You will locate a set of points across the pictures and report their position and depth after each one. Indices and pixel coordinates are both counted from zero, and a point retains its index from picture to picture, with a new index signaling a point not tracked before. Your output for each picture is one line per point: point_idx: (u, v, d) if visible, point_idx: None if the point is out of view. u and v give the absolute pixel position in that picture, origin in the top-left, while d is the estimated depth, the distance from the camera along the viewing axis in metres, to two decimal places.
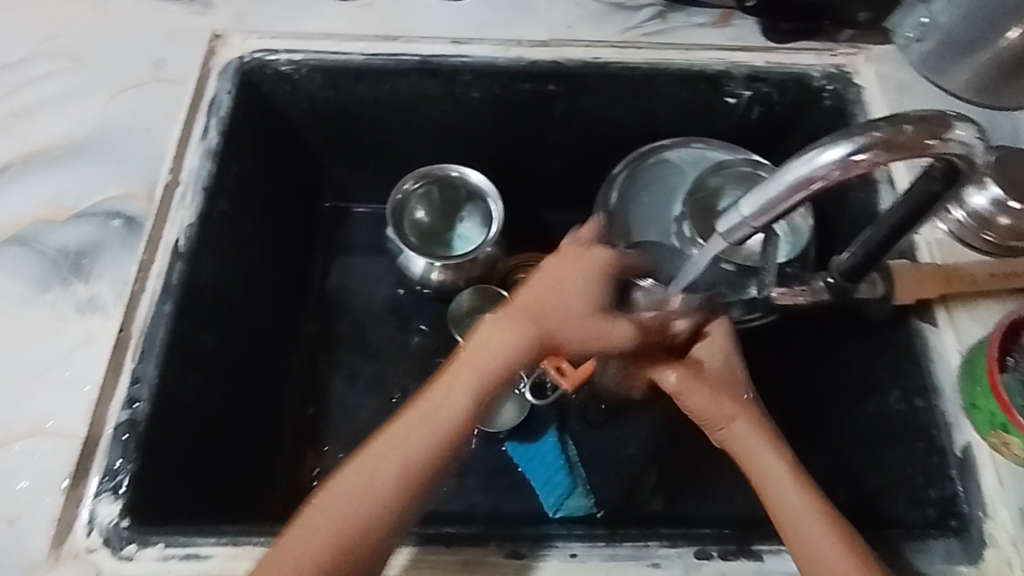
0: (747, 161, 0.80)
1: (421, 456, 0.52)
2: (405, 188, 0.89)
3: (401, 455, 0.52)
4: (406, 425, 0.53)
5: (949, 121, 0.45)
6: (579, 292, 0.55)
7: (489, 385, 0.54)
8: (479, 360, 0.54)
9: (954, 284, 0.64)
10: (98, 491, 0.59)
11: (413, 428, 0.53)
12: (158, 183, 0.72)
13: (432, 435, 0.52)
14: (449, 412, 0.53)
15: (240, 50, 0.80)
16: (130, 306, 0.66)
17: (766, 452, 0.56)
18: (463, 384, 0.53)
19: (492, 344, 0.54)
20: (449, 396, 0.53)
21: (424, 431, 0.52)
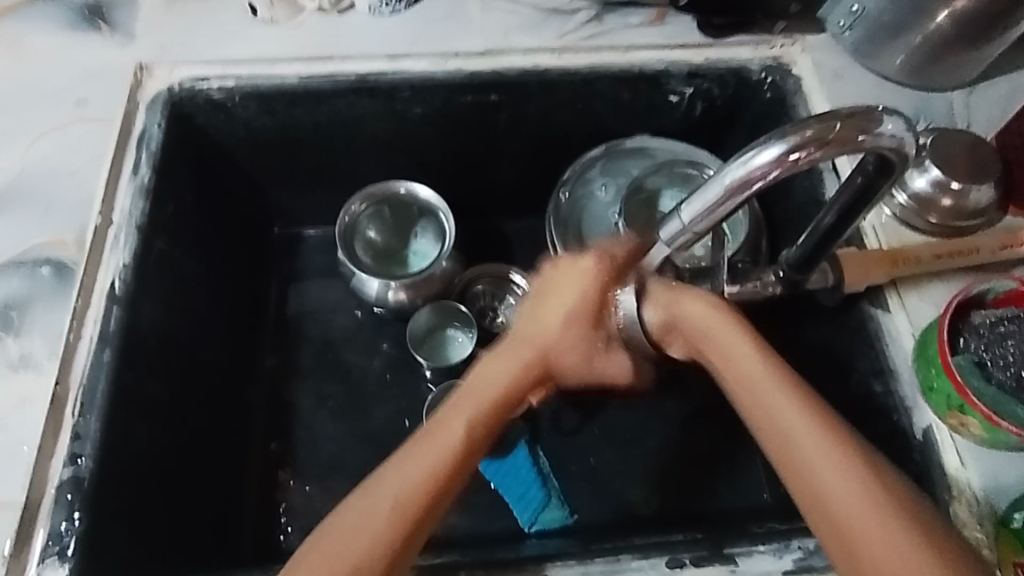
0: (687, 159, 0.83)
1: (433, 463, 0.50)
2: (353, 210, 0.86)
3: (416, 461, 0.50)
4: (400, 463, 0.50)
5: (877, 115, 0.45)
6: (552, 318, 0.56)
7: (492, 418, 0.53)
8: (477, 388, 0.53)
9: (900, 267, 0.64)
10: (43, 556, 0.56)
11: (432, 433, 0.51)
12: (88, 227, 0.69)
13: (425, 480, 0.50)
14: (448, 446, 0.51)
15: (168, 81, 0.77)
16: (67, 359, 0.63)
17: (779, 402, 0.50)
18: (474, 394, 0.53)
19: (498, 362, 0.54)
20: (457, 408, 0.52)
21: (442, 435, 0.51)
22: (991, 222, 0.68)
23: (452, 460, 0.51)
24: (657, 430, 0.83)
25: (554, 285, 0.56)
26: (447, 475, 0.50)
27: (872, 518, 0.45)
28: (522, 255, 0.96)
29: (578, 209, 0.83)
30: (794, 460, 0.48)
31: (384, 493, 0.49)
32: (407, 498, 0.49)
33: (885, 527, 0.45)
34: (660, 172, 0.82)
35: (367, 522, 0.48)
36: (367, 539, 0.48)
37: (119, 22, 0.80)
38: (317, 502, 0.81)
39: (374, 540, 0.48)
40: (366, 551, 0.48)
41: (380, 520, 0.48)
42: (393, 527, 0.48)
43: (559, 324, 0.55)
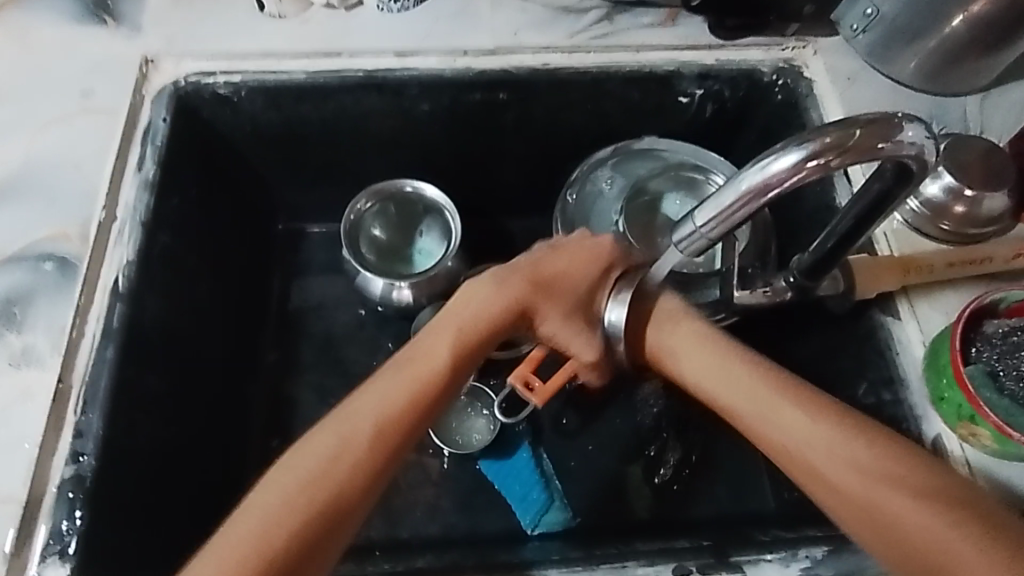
0: (691, 159, 0.83)
1: (413, 387, 0.53)
2: (359, 208, 0.86)
3: (396, 384, 0.53)
4: (381, 385, 0.53)
5: (898, 123, 0.44)
6: (540, 279, 0.60)
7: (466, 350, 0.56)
8: (459, 332, 0.57)
9: (912, 275, 0.63)
10: (43, 555, 0.55)
11: (413, 360, 0.55)
12: (92, 222, 0.69)
13: (404, 402, 0.52)
14: (428, 376, 0.54)
15: (174, 75, 0.76)
16: (69, 355, 0.62)
17: (784, 407, 0.51)
18: (455, 329, 0.57)
19: (481, 300, 0.58)
20: (440, 340, 0.56)
21: (421, 362, 0.55)
22: (1003, 229, 0.68)
23: (430, 387, 0.53)
24: (661, 434, 0.83)
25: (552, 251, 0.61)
26: (426, 398, 0.53)
27: (869, 485, 0.47)
28: None
29: (586, 209, 0.82)
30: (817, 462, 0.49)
31: (365, 412, 0.51)
32: (386, 415, 0.51)
33: (883, 488, 0.47)
34: (669, 175, 0.82)
35: (343, 441, 0.50)
36: (344, 452, 0.49)
37: (125, 14, 0.79)
38: None
39: (350, 459, 0.49)
40: (345, 465, 0.49)
41: (359, 435, 0.50)
42: (369, 446, 0.50)
43: (551, 291, 0.59)
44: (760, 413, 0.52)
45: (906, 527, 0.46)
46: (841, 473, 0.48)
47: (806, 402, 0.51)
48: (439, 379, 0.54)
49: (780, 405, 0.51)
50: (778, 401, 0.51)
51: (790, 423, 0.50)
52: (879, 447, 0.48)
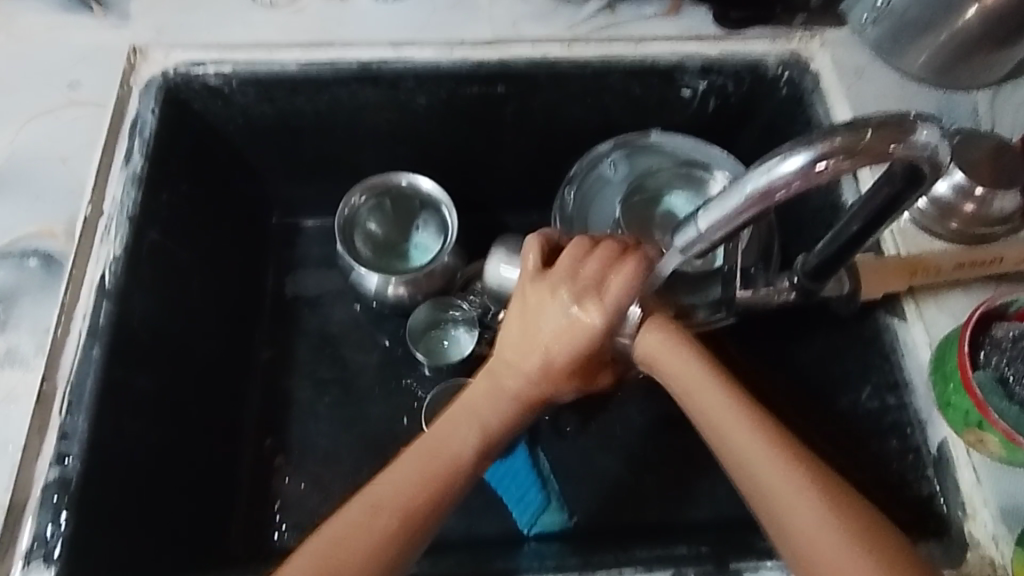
0: (689, 152, 0.81)
1: (433, 482, 0.52)
2: (353, 203, 0.84)
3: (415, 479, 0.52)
4: (397, 468, 0.53)
5: (911, 124, 0.43)
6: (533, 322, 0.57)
7: (485, 443, 0.55)
8: (476, 406, 0.57)
9: (919, 275, 0.62)
10: (28, 559, 0.54)
11: (416, 458, 0.53)
12: (78, 218, 0.67)
13: (422, 483, 0.52)
14: (447, 455, 0.53)
15: (163, 65, 0.74)
16: (54, 355, 0.61)
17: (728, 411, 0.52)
18: (468, 423, 0.56)
19: (480, 394, 0.57)
20: (456, 431, 0.55)
21: (450, 444, 0.54)
22: (1014, 229, 0.66)
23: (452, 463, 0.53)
24: (660, 434, 0.81)
25: (541, 295, 0.56)
26: (439, 481, 0.52)
27: (826, 528, 0.46)
28: None
29: (585, 207, 0.80)
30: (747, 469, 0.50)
31: (385, 491, 0.51)
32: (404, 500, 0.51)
33: (842, 543, 0.46)
34: (672, 172, 0.81)
35: (352, 514, 0.50)
36: (363, 535, 0.49)
37: (113, 3, 0.77)
38: (311, 501, 0.79)
39: (366, 538, 0.49)
40: (365, 539, 0.49)
41: (380, 520, 0.50)
42: (386, 533, 0.49)
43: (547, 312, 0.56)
44: (699, 405, 0.53)
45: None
46: (831, 537, 0.46)
47: (769, 434, 0.50)
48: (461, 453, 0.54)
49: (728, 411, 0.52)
50: (729, 409, 0.52)
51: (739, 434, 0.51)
52: (858, 509, 0.48)
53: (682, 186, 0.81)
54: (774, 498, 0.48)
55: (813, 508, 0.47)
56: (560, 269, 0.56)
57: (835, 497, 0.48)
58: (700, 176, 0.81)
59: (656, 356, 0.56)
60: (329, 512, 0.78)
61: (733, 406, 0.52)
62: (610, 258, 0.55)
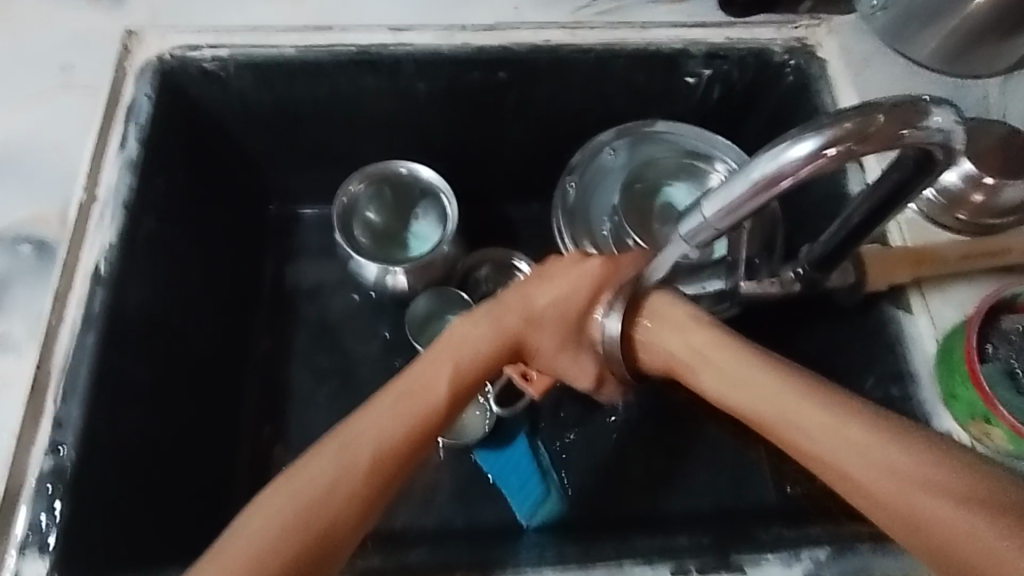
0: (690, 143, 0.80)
1: (407, 427, 0.50)
2: (352, 190, 0.83)
3: (378, 433, 0.49)
4: (373, 414, 0.50)
5: (925, 108, 0.41)
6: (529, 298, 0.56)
7: (461, 385, 0.53)
8: (459, 349, 0.54)
9: (926, 267, 0.60)
10: (22, 548, 0.53)
11: (395, 403, 0.51)
12: (72, 204, 0.66)
13: (399, 423, 0.50)
14: (425, 403, 0.51)
15: (159, 48, 0.73)
16: (48, 343, 0.60)
17: (737, 364, 0.50)
18: (446, 363, 0.53)
19: (466, 338, 0.55)
20: (432, 375, 0.52)
21: (421, 391, 0.51)
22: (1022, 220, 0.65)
23: (430, 413, 0.51)
24: (660, 425, 0.80)
25: (558, 264, 0.58)
26: (419, 425, 0.50)
27: (878, 459, 0.42)
28: (526, 240, 0.92)
29: (585, 195, 0.79)
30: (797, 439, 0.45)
31: (360, 435, 0.48)
32: (381, 446, 0.48)
33: (920, 487, 0.40)
34: (672, 163, 0.80)
35: (324, 460, 0.47)
36: (339, 483, 0.46)
37: None
38: None
39: (337, 484, 0.46)
40: (334, 484, 0.46)
41: (356, 466, 0.47)
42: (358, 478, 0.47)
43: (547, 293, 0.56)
44: (736, 387, 0.49)
45: (944, 526, 0.39)
46: (869, 469, 0.42)
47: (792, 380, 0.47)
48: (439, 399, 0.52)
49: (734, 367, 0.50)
50: (750, 369, 0.49)
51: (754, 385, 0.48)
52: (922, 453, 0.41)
53: (681, 176, 0.81)
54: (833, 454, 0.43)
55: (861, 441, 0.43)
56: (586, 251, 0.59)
57: (880, 438, 0.42)
58: (700, 167, 0.80)
59: (657, 335, 0.54)
60: None
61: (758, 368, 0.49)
62: (636, 262, 0.58)
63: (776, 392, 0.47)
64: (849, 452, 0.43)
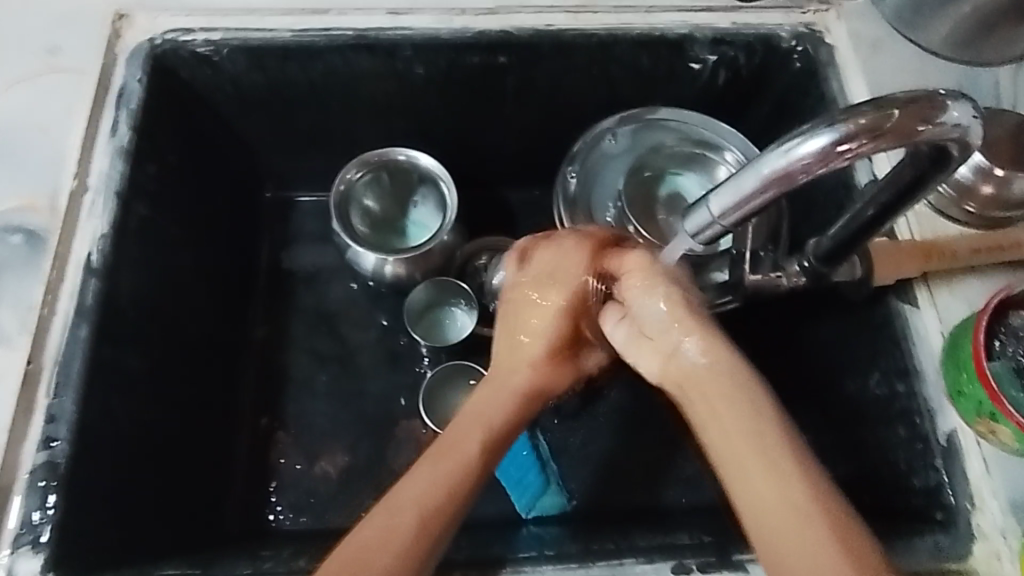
0: (701, 132, 0.78)
1: (449, 487, 0.48)
2: (349, 178, 0.81)
3: (424, 495, 0.47)
4: (412, 479, 0.48)
5: (941, 101, 0.40)
6: (517, 327, 0.58)
7: (495, 441, 0.52)
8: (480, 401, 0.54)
9: (935, 261, 0.60)
10: (16, 544, 0.53)
11: (433, 467, 0.49)
12: (62, 192, 0.64)
13: (441, 484, 0.48)
14: (464, 456, 0.50)
15: (150, 31, 0.71)
16: (39, 335, 0.59)
17: (731, 402, 0.47)
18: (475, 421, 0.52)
19: (491, 397, 0.54)
20: (467, 433, 0.51)
21: (461, 449, 0.50)
22: None
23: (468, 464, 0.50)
24: (661, 417, 0.80)
25: (518, 296, 0.58)
26: (462, 484, 0.49)
27: (768, 476, 0.44)
28: (527, 229, 0.91)
29: (586, 184, 0.78)
30: (722, 437, 0.47)
31: (405, 502, 0.47)
32: (428, 509, 0.47)
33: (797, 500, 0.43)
34: (681, 151, 0.79)
35: (374, 528, 0.46)
36: (384, 546, 0.45)
37: None
38: (307, 481, 0.78)
39: (388, 554, 0.45)
40: (387, 550, 0.45)
41: (403, 527, 0.46)
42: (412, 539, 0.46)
43: (531, 316, 0.57)
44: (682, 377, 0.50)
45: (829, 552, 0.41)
46: (755, 478, 0.44)
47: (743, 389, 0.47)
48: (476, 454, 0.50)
49: (731, 404, 0.47)
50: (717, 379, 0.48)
51: (734, 426, 0.46)
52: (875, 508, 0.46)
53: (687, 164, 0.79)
54: (737, 457, 0.46)
55: (767, 461, 0.45)
56: (538, 266, 0.58)
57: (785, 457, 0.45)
58: (708, 158, 0.78)
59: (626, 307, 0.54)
60: (325, 492, 0.77)
61: (714, 368, 0.49)
62: (575, 249, 0.57)
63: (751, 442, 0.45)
64: (768, 479, 0.44)
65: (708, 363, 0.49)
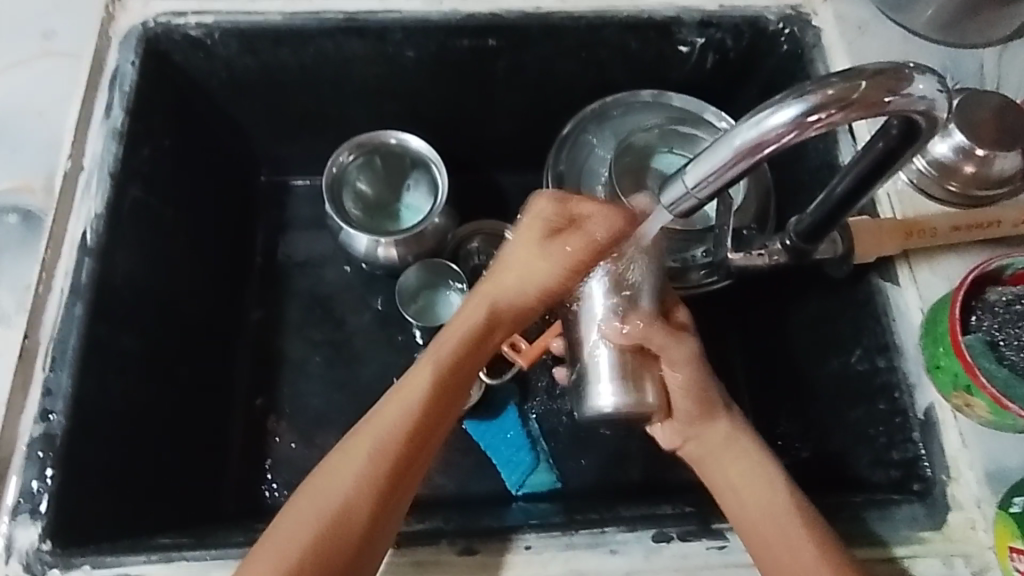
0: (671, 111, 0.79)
1: (399, 431, 0.53)
2: (341, 161, 0.82)
3: (376, 441, 0.53)
4: (377, 417, 0.54)
5: (908, 74, 0.41)
6: (506, 265, 0.55)
7: (449, 380, 0.55)
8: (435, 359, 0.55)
9: (915, 239, 0.61)
10: (15, 514, 0.54)
11: (389, 408, 0.54)
12: (57, 173, 0.65)
13: (401, 431, 0.53)
14: (416, 402, 0.54)
15: (143, 15, 0.72)
16: (35, 312, 0.60)
17: (749, 467, 0.56)
18: (440, 359, 0.55)
19: (460, 327, 0.56)
20: (422, 373, 0.55)
21: (416, 391, 0.54)
22: (1014, 192, 0.64)
23: (419, 420, 0.54)
24: None
25: (525, 235, 0.54)
26: (418, 426, 0.54)
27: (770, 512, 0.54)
28: (519, 212, 0.91)
29: (575, 166, 0.78)
30: (707, 471, 0.57)
31: (363, 442, 0.53)
32: (380, 452, 0.52)
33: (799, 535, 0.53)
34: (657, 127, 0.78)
35: (339, 477, 0.52)
36: (343, 478, 0.52)
37: None
38: (301, 460, 0.79)
39: (348, 491, 0.51)
40: (341, 487, 0.52)
41: (354, 461, 0.52)
42: (371, 476, 0.52)
43: (534, 262, 0.54)
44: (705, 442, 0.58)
45: (791, 551, 0.52)
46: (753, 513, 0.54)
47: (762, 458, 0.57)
48: (427, 405, 0.54)
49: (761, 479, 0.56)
50: (726, 447, 0.57)
51: (736, 472, 0.56)
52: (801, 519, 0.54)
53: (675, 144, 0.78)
54: (724, 486, 0.56)
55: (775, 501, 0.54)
56: (525, 230, 0.54)
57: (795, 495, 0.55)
58: (686, 135, 0.78)
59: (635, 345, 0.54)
60: None
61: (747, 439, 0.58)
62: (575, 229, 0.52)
63: (782, 495, 0.55)
64: (769, 504, 0.54)
65: (727, 439, 0.57)
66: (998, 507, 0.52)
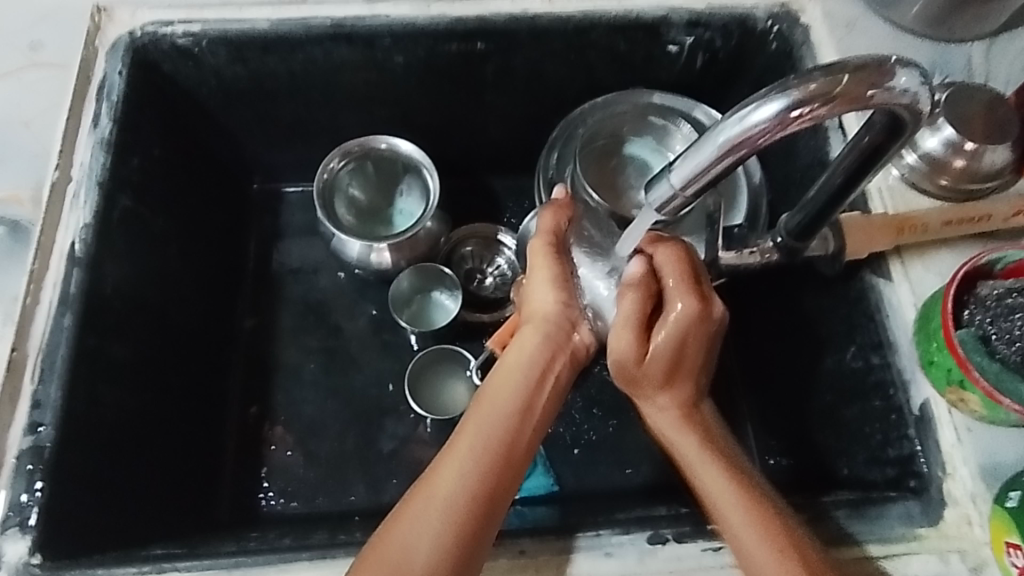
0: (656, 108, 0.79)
1: (463, 478, 0.51)
2: (332, 168, 0.81)
3: (437, 488, 0.51)
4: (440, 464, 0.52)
5: (890, 67, 0.41)
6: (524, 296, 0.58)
7: (513, 422, 0.53)
8: (490, 405, 0.54)
9: (907, 234, 0.60)
10: (4, 528, 0.54)
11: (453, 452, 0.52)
12: (45, 183, 0.65)
13: (473, 473, 0.51)
14: (482, 439, 0.52)
15: (130, 25, 0.71)
16: (23, 325, 0.60)
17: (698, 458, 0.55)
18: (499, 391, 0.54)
19: (518, 361, 0.56)
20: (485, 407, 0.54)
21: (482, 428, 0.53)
22: (1004, 185, 0.64)
23: (483, 466, 0.51)
24: None
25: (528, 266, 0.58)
26: (487, 475, 0.51)
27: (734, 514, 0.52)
28: (512, 215, 0.91)
29: (566, 167, 0.78)
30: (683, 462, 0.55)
31: (432, 490, 0.51)
32: (450, 500, 0.50)
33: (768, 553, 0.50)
34: (637, 123, 0.80)
35: (415, 535, 0.49)
36: (411, 531, 0.49)
37: None
38: (296, 468, 0.78)
39: (418, 548, 0.49)
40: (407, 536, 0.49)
41: (419, 510, 0.50)
42: (441, 531, 0.49)
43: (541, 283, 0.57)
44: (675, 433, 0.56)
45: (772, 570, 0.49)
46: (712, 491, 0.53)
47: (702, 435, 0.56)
48: (490, 447, 0.52)
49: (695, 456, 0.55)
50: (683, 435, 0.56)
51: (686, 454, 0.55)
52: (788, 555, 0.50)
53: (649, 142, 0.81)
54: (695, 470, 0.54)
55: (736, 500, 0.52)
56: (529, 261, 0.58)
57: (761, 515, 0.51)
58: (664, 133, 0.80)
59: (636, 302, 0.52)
60: (314, 477, 0.78)
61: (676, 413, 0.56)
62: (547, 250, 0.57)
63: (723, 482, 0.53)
64: (717, 489, 0.53)
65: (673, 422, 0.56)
66: (994, 502, 0.52)
